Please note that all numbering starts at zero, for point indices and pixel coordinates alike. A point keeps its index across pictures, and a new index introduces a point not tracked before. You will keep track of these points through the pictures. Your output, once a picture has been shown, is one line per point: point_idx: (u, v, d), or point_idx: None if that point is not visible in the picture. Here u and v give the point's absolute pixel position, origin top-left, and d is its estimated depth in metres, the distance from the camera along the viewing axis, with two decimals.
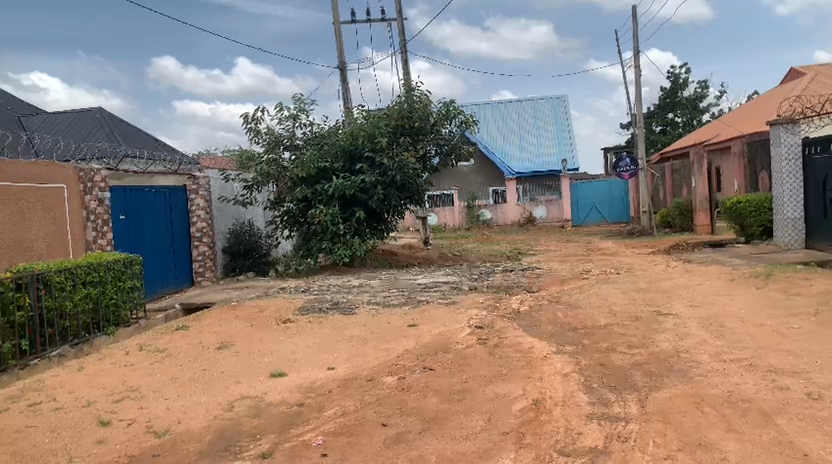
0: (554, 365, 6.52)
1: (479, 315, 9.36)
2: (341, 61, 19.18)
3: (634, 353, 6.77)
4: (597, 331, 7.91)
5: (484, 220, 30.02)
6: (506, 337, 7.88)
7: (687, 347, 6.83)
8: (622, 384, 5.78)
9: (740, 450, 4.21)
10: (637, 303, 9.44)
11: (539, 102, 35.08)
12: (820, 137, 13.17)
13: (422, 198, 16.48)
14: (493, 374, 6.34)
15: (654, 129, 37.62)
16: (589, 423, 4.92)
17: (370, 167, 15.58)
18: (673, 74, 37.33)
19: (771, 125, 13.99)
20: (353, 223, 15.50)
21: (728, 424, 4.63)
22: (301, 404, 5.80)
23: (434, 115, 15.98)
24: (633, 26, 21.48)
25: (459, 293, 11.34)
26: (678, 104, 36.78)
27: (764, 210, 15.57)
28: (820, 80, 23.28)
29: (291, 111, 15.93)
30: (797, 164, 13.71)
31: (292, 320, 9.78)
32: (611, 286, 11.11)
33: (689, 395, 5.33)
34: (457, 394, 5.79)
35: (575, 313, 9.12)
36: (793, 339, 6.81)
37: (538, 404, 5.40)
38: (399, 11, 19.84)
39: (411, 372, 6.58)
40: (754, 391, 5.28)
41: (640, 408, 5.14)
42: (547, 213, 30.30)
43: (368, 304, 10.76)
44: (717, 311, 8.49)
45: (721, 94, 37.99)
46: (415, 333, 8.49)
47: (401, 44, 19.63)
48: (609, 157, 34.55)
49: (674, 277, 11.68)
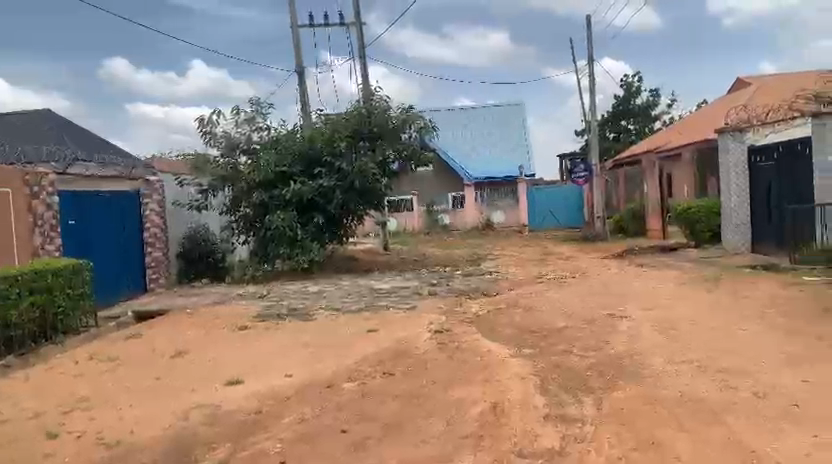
0: (512, 368, 6.60)
1: (438, 320, 9.39)
2: (299, 64, 19.03)
3: (590, 355, 6.91)
4: (553, 334, 8.03)
5: (443, 224, 30.63)
6: (465, 342, 7.93)
7: (640, 349, 7.00)
8: (578, 386, 5.89)
9: (692, 448, 4.33)
10: (593, 306, 9.64)
11: (496, 109, 35.45)
12: (764, 145, 13.71)
13: (382, 204, 16.35)
14: (452, 378, 6.37)
15: (609, 137, 38.29)
16: (546, 424, 5.00)
17: (329, 172, 15.44)
18: (626, 83, 38.18)
19: (719, 134, 14.51)
20: (312, 229, 15.31)
21: (679, 423, 4.77)
22: (259, 412, 5.71)
23: (393, 119, 15.98)
24: (588, 35, 21.89)
25: (418, 298, 11.37)
26: (630, 112, 37.79)
27: (714, 216, 16.19)
28: (766, 90, 24.21)
29: (247, 114, 15.73)
30: (743, 171, 14.23)
31: (250, 326, 9.64)
32: (568, 290, 11.31)
33: (643, 396, 5.46)
34: (416, 399, 5.80)
35: (532, 316, 9.23)
36: (740, 341, 7.03)
37: (497, 407, 5.45)
38: (357, 15, 19.82)
39: (371, 377, 6.57)
40: (704, 391, 5.44)
41: (595, 409, 5.24)
42: (504, 217, 30.68)
43: (326, 310, 10.67)
44: (669, 314, 8.72)
45: (672, 102, 38.99)
46: (374, 338, 8.48)
47: (359, 48, 19.59)
48: (563, 164, 35.19)
49: (627, 280, 11.98)
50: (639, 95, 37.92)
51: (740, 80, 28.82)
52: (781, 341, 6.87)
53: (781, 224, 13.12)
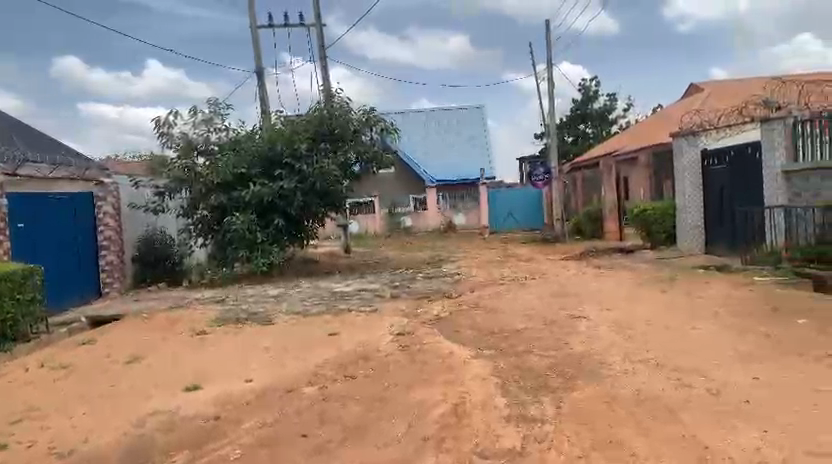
0: (473, 370, 6.63)
1: (400, 322, 9.39)
2: (258, 65, 18.82)
3: (550, 355, 7.01)
4: (514, 335, 8.12)
5: (404, 227, 30.72)
6: (427, 344, 7.94)
7: (599, 349, 7.11)
8: (538, 386, 5.95)
9: (648, 445, 4.42)
10: (552, 307, 9.76)
11: (457, 112, 35.65)
12: (716, 149, 14.14)
13: (343, 206, 16.26)
14: (414, 380, 6.37)
15: (568, 140, 38.89)
16: (507, 425, 5.04)
17: (289, 173, 15.29)
18: (584, 87, 38.87)
19: (675, 137, 14.99)
20: (272, 231, 15.14)
21: (636, 422, 4.86)
22: (218, 417, 5.62)
23: (354, 121, 15.95)
24: (547, 39, 22.20)
25: (380, 301, 11.36)
26: (588, 116, 38.46)
27: (667, 217, 16.60)
28: (719, 95, 24.94)
29: (205, 115, 15.49)
30: (697, 174, 14.73)
31: (208, 331, 9.47)
32: (528, 291, 11.44)
33: (602, 395, 5.55)
34: (378, 402, 5.78)
35: (493, 318, 9.30)
36: (694, 340, 7.21)
37: (458, 408, 5.47)
38: (318, 17, 19.69)
39: (332, 381, 6.53)
40: (660, 389, 5.56)
41: (555, 409, 5.30)
42: (466, 219, 30.99)
43: (286, 313, 10.55)
44: (627, 314, 8.89)
45: (628, 107, 39.83)
46: (335, 341, 8.43)
47: (319, 48, 19.46)
48: (523, 167, 35.59)
49: (584, 281, 12.19)
50: (596, 99, 38.63)
51: (693, 86, 29.58)
52: (734, 339, 7.07)
53: (732, 226, 13.53)
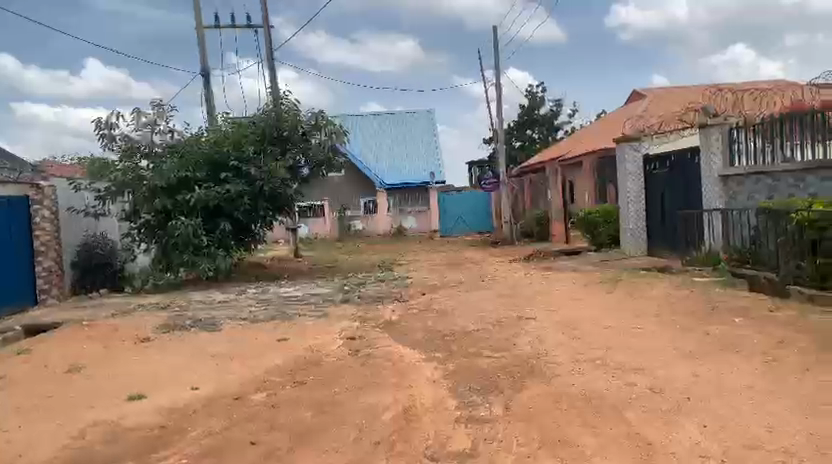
0: (424, 372, 6.66)
1: (350, 326, 9.34)
2: (204, 66, 18.45)
3: (499, 356, 7.09)
4: (464, 337, 8.19)
5: (355, 231, 30.59)
6: (378, 347, 7.92)
7: (546, 349, 7.24)
8: (488, 387, 6.02)
9: (594, 443, 4.51)
10: (502, 309, 9.88)
11: (407, 116, 35.77)
12: (658, 154, 14.57)
13: (291, 210, 16.09)
14: (364, 384, 6.35)
15: (515, 145, 39.45)
16: (457, 427, 5.07)
17: (236, 177, 15.03)
18: (531, 93, 39.55)
19: (618, 143, 15.38)
20: (218, 235, 14.85)
21: (583, 419, 4.98)
22: (162, 427, 5.47)
23: (303, 125, 15.83)
24: (495, 45, 22.50)
25: (329, 305, 11.25)
26: (534, 121, 39.15)
27: (611, 221, 17.04)
28: (659, 101, 25.75)
29: (148, 117, 15.09)
30: (640, 179, 15.13)
31: (152, 338, 9.21)
32: (477, 293, 11.57)
33: (550, 394, 5.65)
34: (328, 407, 5.74)
35: (444, 320, 9.37)
36: (637, 339, 7.42)
37: (408, 412, 5.48)
38: (266, 18, 19.47)
39: (281, 387, 6.43)
40: (605, 388, 5.70)
41: (504, 410, 5.37)
42: (416, 223, 31.24)
43: (235, 319, 10.36)
44: (573, 314, 9.08)
45: (573, 113, 40.71)
46: (286, 346, 8.34)
47: (267, 51, 19.23)
48: (472, 172, 35.92)
49: (532, 283, 12.38)
50: (542, 105, 39.38)
51: (635, 93, 30.44)
52: (675, 338, 7.30)
53: (672, 229, 13.98)
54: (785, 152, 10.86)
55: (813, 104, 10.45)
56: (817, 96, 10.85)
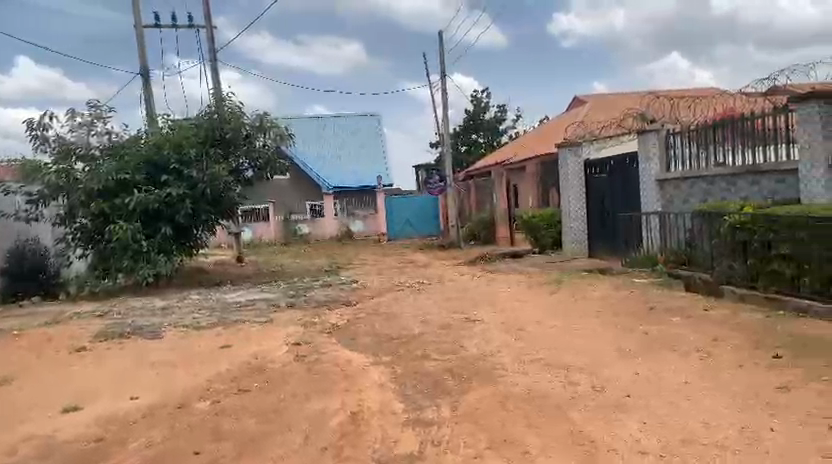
0: (371, 376, 6.65)
1: (297, 331, 9.24)
2: (143, 66, 17.94)
3: (446, 359, 7.13)
4: (411, 340, 8.21)
5: (301, 234, 30.09)
6: (324, 352, 7.86)
7: (492, 350, 7.33)
8: (435, 390, 6.05)
9: (539, 443, 4.59)
10: (449, 311, 9.96)
11: (354, 119, 35.67)
12: (598, 159, 14.95)
13: (235, 213, 15.78)
14: (311, 390, 6.29)
15: (461, 149, 39.82)
16: (404, 430, 5.08)
17: (177, 180, 14.65)
18: (475, 98, 40.03)
19: (560, 148, 15.73)
20: (158, 240, 14.44)
21: (528, 419, 5.06)
22: (100, 439, 5.28)
23: (246, 126, 15.56)
24: (440, 50, 22.69)
25: (274, 311, 11.07)
26: (479, 126, 39.64)
27: (554, 224, 17.43)
28: (599, 108, 26.43)
29: (84, 118, 14.58)
30: (581, 182, 15.49)
31: (89, 347, 8.88)
32: (425, 296, 11.62)
33: (495, 395, 5.72)
34: (274, 414, 5.65)
35: (391, 324, 9.38)
36: (580, 339, 7.60)
37: (355, 416, 5.45)
38: (207, 18, 19.09)
39: (225, 395, 6.29)
40: (549, 387, 5.80)
41: (451, 411, 5.41)
42: (364, 226, 31.19)
43: (176, 326, 10.10)
44: (518, 316, 9.23)
45: (517, 118, 41.40)
46: (229, 353, 8.17)
47: (209, 51, 18.85)
48: (419, 175, 36.07)
49: (478, 286, 12.50)
50: (487, 110, 39.91)
51: (576, 99, 31.17)
52: (616, 338, 7.51)
53: (612, 231, 14.37)
54: (718, 157, 11.30)
55: (743, 110, 10.93)
56: (746, 103, 11.34)
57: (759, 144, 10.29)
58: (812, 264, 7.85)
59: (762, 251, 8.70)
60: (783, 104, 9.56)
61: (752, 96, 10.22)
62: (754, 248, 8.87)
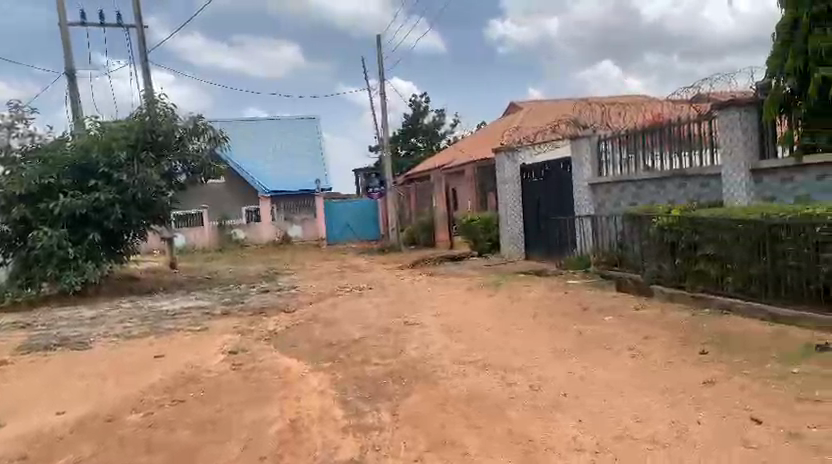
0: (311, 383, 6.57)
1: (234, 339, 9.04)
2: (68, 66, 17.23)
3: (386, 363, 7.12)
4: (351, 345, 8.16)
5: (237, 239, 29.35)
6: (262, 360, 7.72)
7: (432, 353, 7.37)
8: (375, 394, 6.03)
9: (478, 443, 4.64)
10: (389, 316, 9.96)
11: (291, 122, 35.29)
12: (534, 164, 15.27)
13: (168, 218, 15.33)
14: (249, 398, 6.16)
15: (400, 153, 39.97)
16: (344, 436, 5.03)
17: (106, 184, 14.11)
18: (414, 103, 40.22)
19: (497, 153, 16.00)
20: (86, 246, 13.86)
21: (468, 420, 5.10)
22: (23, 457, 5.02)
23: (180, 129, 15.18)
24: (379, 53, 22.72)
25: (209, 319, 10.81)
26: (418, 130, 39.90)
27: (491, 227, 17.68)
28: (535, 113, 27.01)
29: (4, 119, 13.86)
30: (517, 187, 15.78)
31: (10, 361, 8.43)
32: (365, 301, 11.59)
33: (435, 397, 5.75)
34: (210, 424, 5.50)
35: (330, 329, 9.30)
36: (517, 339, 7.74)
37: (294, 424, 5.38)
38: (138, 17, 18.51)
39: (158, 407, 6.09)
40: (488, 388, 5.88)
41: (391, 415, 5.40)
42: (302, 231, 30.68)
43: (106, 336, 9.72)
44: (457, 318, 9.32)
45: (456, 123, 41.88)
46: (162, 363, 7.92)
47: (140, 51, 18.27)
48: (358, 180, 35.98)
49: (417, 289, 12.53)
50: (426, 115, 40.21)
51: (512, 105, 31.74)
52: (552, 338, 7.68)
53: (547, 234, 14.69)
54: (647, 162, 11.72)
55: (670, 117, 11.39)
56: (673, 110, 11.82)
57: (684, 150, 10.76)
58: (734, 264, 8.23)
59: (688, 252, 9.08)
60: (706, 111, 10.02)
61: (677, 104, 10.66)
62: (681, 249, 9.25)
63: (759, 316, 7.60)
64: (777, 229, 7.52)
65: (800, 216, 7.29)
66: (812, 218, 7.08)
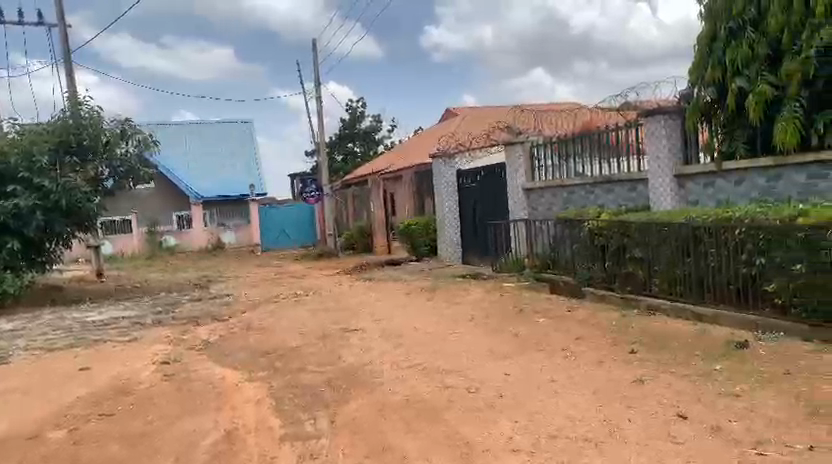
0: (246, 393, 6.44)
1: (165, 350, 8.76)
2: None
3: (323, 370, 7.05)
4: (288, 353, 8.04)
5: (168, 246, 28.59)
6: (196, 370, 7.51)
7: (370, 359, 7.34)
8: (312, 402, 5.96)
9: (417, 448, 4.65)
10: (326, 322, 9.86)
11: (224, 126, 34.58)
12: (469, 169, 15.47)
13: (93, 225, 14.73)
14: (182, 410, 5.98)
15: (337, 159, 39.73)
16: (282, 445, 4.95)
17: (26, 189, 13.43)
18: (351, 108, 40.08)
19: (434, 159, 16.17)
20: (4, 255, 13.12)
21: (406, 425, 5.11)
22: None
23: (106, 133, 14.69)
24: (315, 58, 22.56)
25: (139, 329, 10.44)
26: (355, 136, 39.77)
27: (429, 231, 17.81)
28: (471, 120, 27.35)
29: None
30: (454, 192, 15.96)
31: None
32: (302, 308, 11.43)
33: (374, 403, 5.73)
34: (141, 438, 5.31)
35: (266, 337, 9.13)
36: (455, 343, 7.81)
37: (230, 435, 5.25)
38: (60, 16, 17.74)
39: (84, 421, 5.82)
40: (426, 392, 5.90)
41: (329, 423, 5.35)
42: (236, 237, 30.36)
43: (27, 349, 9.24)
44: (395, 323, 9.31)
45: (393, 128, 41.93)
46: (89, 376, 7.58)
47: (63, 51, 17.51)
48: (294, 185, 35.56)
49: (355, 295, 12.46)
50: (363, 120, 40.11)
51: (448, 111, 32.03)
52: (488, 340, 7.78)
53: (484, 239, 14.90)
54: (578, 168, 12.06)
55: (599, 125, 11.78)
56: (602, 118, 12.22)
57: (613, 156, 11.15)
58: (660, 266, 8.55)
59: (618, 254, 9.39)
60: (632, 119, 10.42)
61: (606, 112, 11.04)
62: (611, 252, 9.56)
63: (683, 316, 7.94)
64: (701, 232, 7.87)
65: (720, 220, 7.65)
66: (731, 221, 7.43)
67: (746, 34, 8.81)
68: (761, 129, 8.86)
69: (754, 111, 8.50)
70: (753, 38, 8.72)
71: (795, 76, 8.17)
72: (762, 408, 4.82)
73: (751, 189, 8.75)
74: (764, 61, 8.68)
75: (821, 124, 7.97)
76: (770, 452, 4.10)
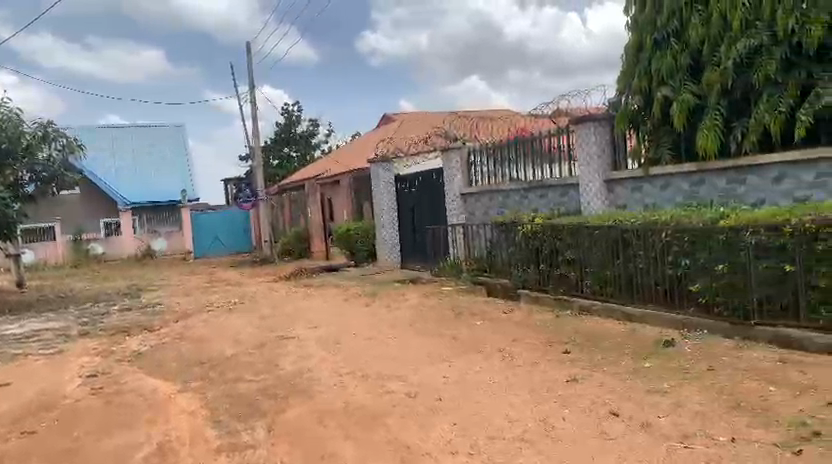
0: (180, 404, 6.26)
1: (92, 362, 8.40)
2: None
3: (260, 379, 6.92)
4: (223, 362, 7.85)
5: (94, 255, 27.22)
6: (126, 383, 7.24)
7: (308, 366, 7.26)
8: (249, 412, 5.84)
9: (356, 454, 4.61)
10: (263, 330, 9.69)
11: (155, 130, 33.58)
12: (407, 175, 15.54)
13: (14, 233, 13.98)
14: (112, 424, 5.75)
15: (272, 163, 39.14)
16: (217, 457, 4.83)
17: None
18: (286, 111, 39.57)
19: (372, 162, 16.10)
20: None
21: (345, 432, 5.07)
22: None
23: (27, 135, 14.09)
24: (249, 61, 22.19)
25: (64, 341, 9.99)
26: (291, 140, 39.29)
27: (368, 237, 17.80)
28: (408, 125, 27.45)
29: None
30: (392, 197, 15.97)
31: None
32: (237, 316, 11.18)
33: (313, 411, 5.67)
34: (66, 455, 5.08)
35: (200, 347, 8.88)
36: (393, 348, 7.80)
37: (163, 448, 5.09)
38: None
39: (3, 440, 5.52)
40: (366, 398, 5.87)
41: (267, 432, 5.25)
42: (167, 245, 28.91)
43: None
44: (333, 329, 9.24)
45: (330, 132, 41.63)
46: (9, 392, 7.18)
47: None
48: (228, 190, 34.78)
49: (292, 302, 12.28)
50: (298, 124, 39.66)
51: (384, 117, 32.07)
52: (427, 344, 7.82)
53: (422, 244, 14.99)
54: (512, 173, 12.29)
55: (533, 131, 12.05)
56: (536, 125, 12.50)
57: (546, 162, 11.43)
58: (592, 267, 8.81)
59: (551, 257, 9.61)
60: (564, 126, 10.71)
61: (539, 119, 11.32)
62: (545, 255, 9.77)
63: (614, 316, 8.20)
64: (629, 235, 8.14)
65: (647, 223, 7.93)
66: (658, 224, 7.71)
67: (670, 45, 9.21)
68: (684, 135, 9.26)
69: (678, 118, 8.91)
70: (677, 49, 9.12)
71: (714, 86, 8.55)
72: (688, 403, 5.03)
73: (676, 193, 9.12)
74: (687, 71, 9.09)
75: (738, 131, 8.37)
76: (696, 445, 4.27)
